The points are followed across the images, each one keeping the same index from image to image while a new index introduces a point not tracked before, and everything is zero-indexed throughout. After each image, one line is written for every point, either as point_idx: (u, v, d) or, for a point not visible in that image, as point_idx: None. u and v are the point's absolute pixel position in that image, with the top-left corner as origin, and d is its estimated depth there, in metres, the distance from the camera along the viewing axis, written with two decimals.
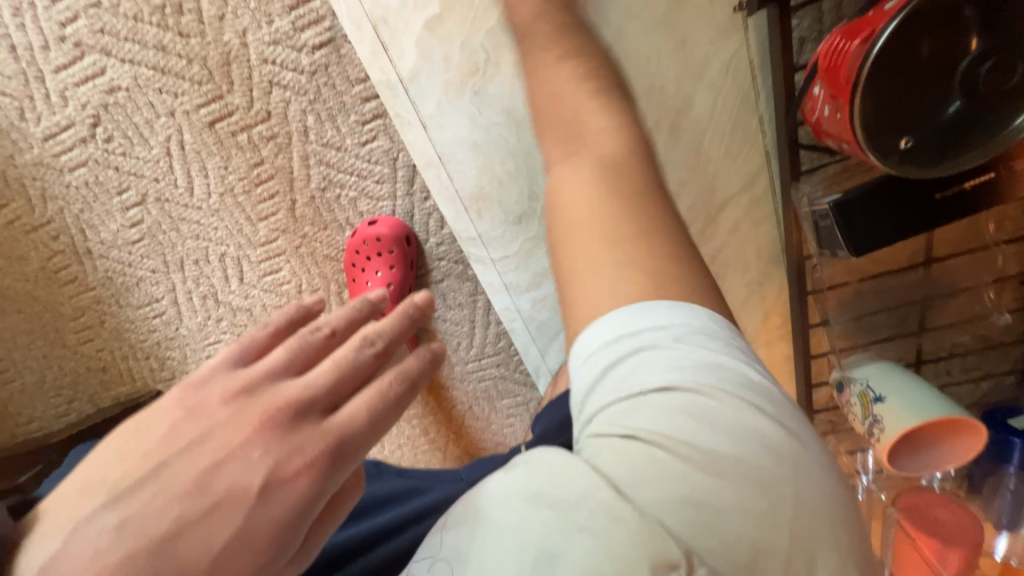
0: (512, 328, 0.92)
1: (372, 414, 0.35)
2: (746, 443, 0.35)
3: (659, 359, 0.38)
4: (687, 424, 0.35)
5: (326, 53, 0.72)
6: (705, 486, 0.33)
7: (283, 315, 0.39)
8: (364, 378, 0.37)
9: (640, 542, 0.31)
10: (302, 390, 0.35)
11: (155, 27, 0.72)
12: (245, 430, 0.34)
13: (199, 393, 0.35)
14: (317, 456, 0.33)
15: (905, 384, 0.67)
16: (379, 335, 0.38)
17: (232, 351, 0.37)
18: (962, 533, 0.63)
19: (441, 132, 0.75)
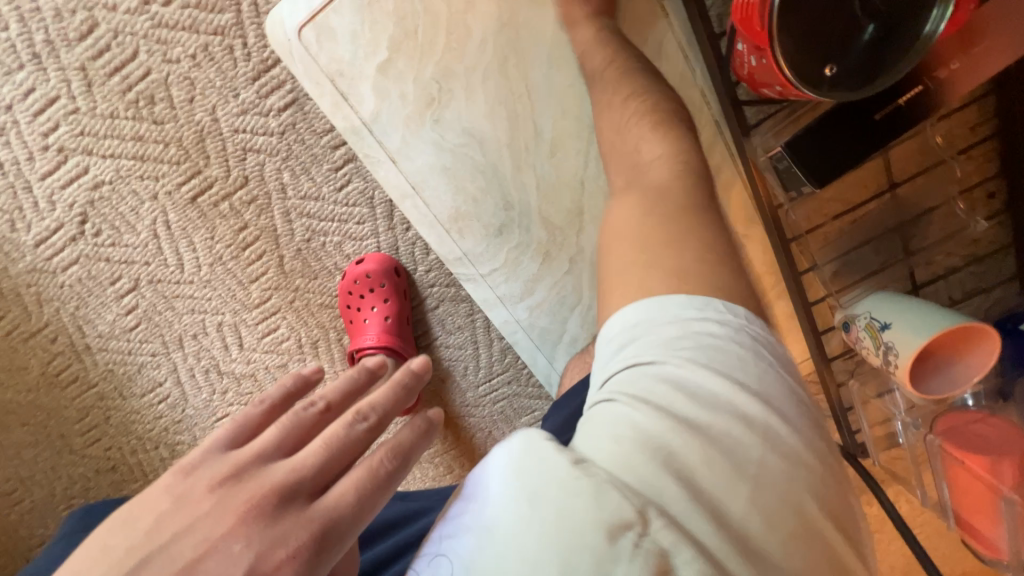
0: (516, 340, 0.92)
1: (360, 494, 0.35)
2: (728, 415, 0.40)
3: (669, 339, 0.44)
4: (662, 403, 0.40)
5: (292, 112, 0.78)
6: (668, 466, 0.37)
7: (279, 387, 0.40)
8: (355, 458, 0.37)
9: (592, 515, 0.34)
10: (289, 474, 0.35)
11: (131, 120, 0.77)
12: (228, 520, 0.34)
13: (188, 479, 0.35)
14: (300, 546, 0.33)
15: (907, 308, 0.67)
16: (372, 410, 0.38)
17: (223, 432, 0.38)
18: (1007, 441, 0.62)
19: (409, 163, 0.78)
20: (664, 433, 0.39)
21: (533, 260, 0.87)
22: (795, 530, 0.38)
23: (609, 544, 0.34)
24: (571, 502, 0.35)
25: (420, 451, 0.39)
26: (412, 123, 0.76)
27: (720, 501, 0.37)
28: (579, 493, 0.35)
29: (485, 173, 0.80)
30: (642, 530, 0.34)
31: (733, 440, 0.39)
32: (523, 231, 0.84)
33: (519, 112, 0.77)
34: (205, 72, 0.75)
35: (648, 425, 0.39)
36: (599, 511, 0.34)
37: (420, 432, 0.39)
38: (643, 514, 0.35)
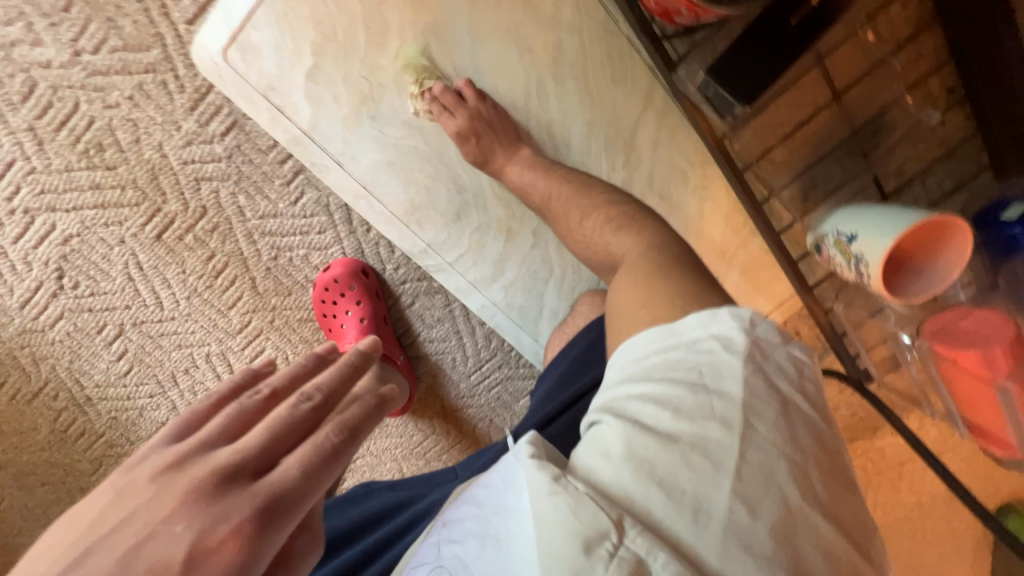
0: (496, 323, 0.92)
1: (305, 468, 0.36)
2: (709, 419, 0.41)
3: (668, 359, 0.45)
4: (650, 411, 0.42)
5: (234, 135, 0.79)
6: (657, 468, 0.39)
7: (227, 383, 0.40)
8: (302, 437, 0.38)
9: (573, 519, 0.38)
10: (234, 456, 0.36)
11: (86, 170, 0.80)
12: (169, 505, 0.34)
13: (131, 473, 0.36)
14: (244, 521, 0.34)
15: (876, 216, 0.65)
16: (316, 390, 0.39)
17: (173, 426, 0.38)
18: (999, 334, 0.59)
19: (357, 164, 0.79)
20: (648, 453, 0.40)
21: (497, 240, 0.87)
22: (777, 518, 0.38)
23: (585, 555, 0.36)
24: (552, 514, 0.38)
25: (371, 425, 0.39)
26: (349, 123, 0.77)
27: (691, 513, 0.38)
28: (555, 506, 0.38)
29: (431, 161, 0.81)
30: (618, 539, 0.36)
31: (714, 451, 0.39)
32: (481, 212, 0.84)
33: (452, 93, 0.77)
34: (144, 110, 0.77)
35: (637, 446, 0.40)
36: (573, 522, 0.37)
37: (372, 407, 0.39)
38: (618, 523, 0.37)
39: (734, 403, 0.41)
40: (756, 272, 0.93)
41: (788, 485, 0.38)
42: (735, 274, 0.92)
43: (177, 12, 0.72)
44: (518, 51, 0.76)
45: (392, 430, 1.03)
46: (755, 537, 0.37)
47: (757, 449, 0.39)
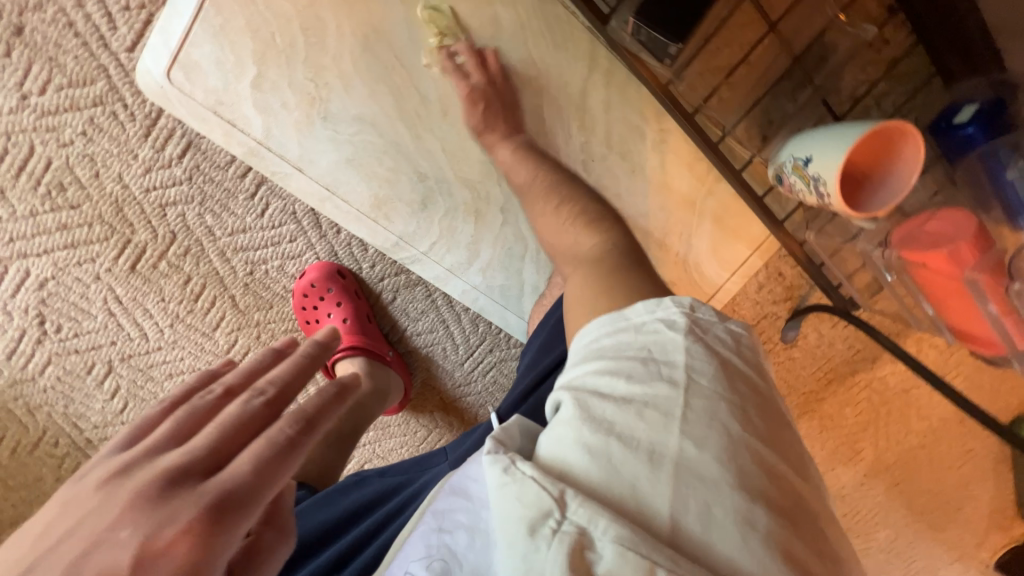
0: (481, 307, 0.92)
1: (257, 463, 0.37)
2: (655, 393, 0.43)
3: (620, 340, 0.47)
4: (602, 388, 0.44)
5: (191, 156, 0.80)
6: (608, 441, 0.41)
7: (184, 385, 0.43)
8: (256, 431, 0.39)
9: (524, 502, 0.39)
10: (182, 457, 0.37)
11: (51, 212, 0.80)
12: (115, 511, 0.36)
13: (81, 482, 0.38)
14: (192, 520, 0.35)
15: (828, 138, 0.65)
16: (268, 385, 0.41)
17: (126, 433, 0.40)
18: (960, 232, 0.60)
19: (316, 167, 0.80)
20: (595, 429, 0.42)
21: (467, 222, 0.88)
22: (721, 477, 0.39)
23: (530, 536, 0.38)
24: (506, 501, 0.40)
25: (325, 416, 0.41)
26: (302, 127, 0.78)
27: (631, 478, 0.39)
28: (507, 494, 0.40)
29: (388, 153, 0.81)
30: (561, 515, 0.38)
31: (653, 419, 0.41)
32: (446, 196, 0.85)
33: (399, 82, 0.78)
34: (99, 143, 0.77)
35: (586, 423, 0.42)
36: (519, 508, 0.39)
37: (326, 397, 0.41)
38: (560, 499, 0.39)
39: (679, 375, 0.43)
40: (729, 219, 0.93)
41: (730, 445, 0.41)
42: (708, 224, 0.92)
43: (116, 41, 0.73)
44: (456, 33, 0.77)
45: (395, 430, 1.03)
46: (700, 497, 0.38)
47: (700, 416, 0.42)
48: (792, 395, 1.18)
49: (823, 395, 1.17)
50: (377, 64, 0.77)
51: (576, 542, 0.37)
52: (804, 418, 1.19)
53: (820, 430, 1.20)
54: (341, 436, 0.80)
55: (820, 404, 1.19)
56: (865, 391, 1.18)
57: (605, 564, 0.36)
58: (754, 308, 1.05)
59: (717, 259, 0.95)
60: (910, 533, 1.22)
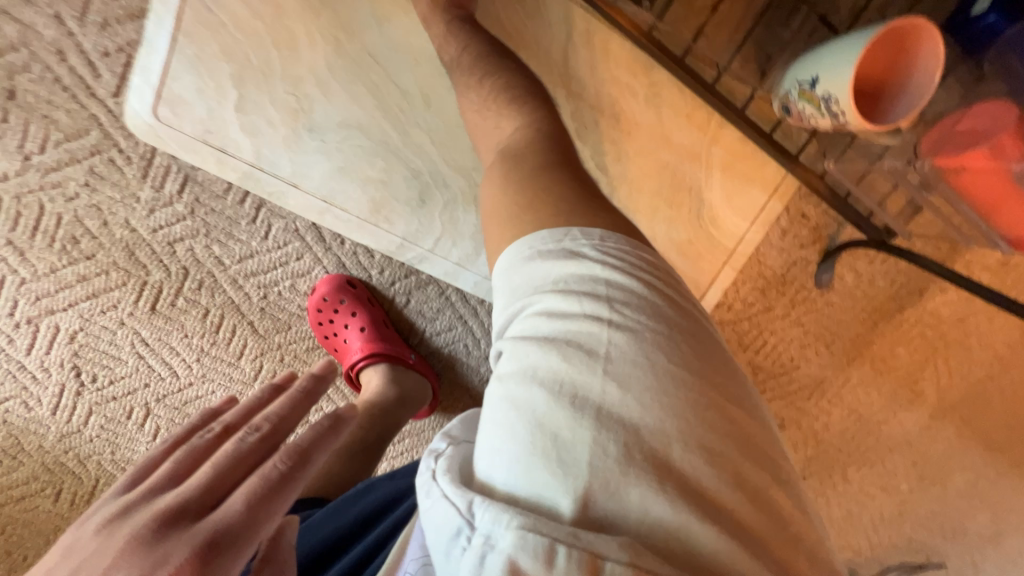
0: (496, 296, 0.91)
1: (252, 497, 0.38)
2: (577, 361, 0.42)
3: (535, 281, 0.47)
4: (529, 357, 0.43)
5: (189, 189, 0.81)
6: (523, 421, 0.40)
7: (188, 422, 0.45)
8: (252, 467, 0.40)
9: (438, 515, 0.39)
10: (179, 496, 0.38)
11: (70, 265, 0.82)
12: (108, 558, 0.36)
13: (79, 529, 0.38)
14: (186, 562, 0.35)
15: (833, 54, 0.60)
16: (264, 421, 0.43)
17: (129, 474, 0.41)
18: (995, 124, 0.56)
19: (310, 181, 0.80)
20: (516, 403, 0.41)
21: (469, 211, 0.86)
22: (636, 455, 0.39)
23: (449, 551, 0.38)
24: (429, 522, 0.40)
25: (321, 446, 0.42)
26: (290, 142, 0.78)
27: (540, 461, 0.39)
28: (429, 511, 0.40)
29: (379, 154, 0.81)
30: (471, 528, 0.37)
31: (568, 378, 0.41)
32: (444, 188, 0.84)
33: (377, 80, 0.77)
34: (103, 191, 0.79)
35: (509, 398, 0.42)
36: (437, 524, 0.39)
37: (317, 429, 0.42)
38: (466, 512, 0.38)
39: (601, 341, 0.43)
40: (738, 165, 0.88)
41: (644, 419, 0.40)
42: (717, 173, 0.88)
43: (102, 88, 0.74)
44: None
45: (430, 434, 1.03)
46: (610, 478, 0.38)
47: (614, 388, 0.41)
48: (838, 343, 1.09)
49: (873, 337, 1.10)
50: (352, 66, 0.76)
51: (488, 553, 0.36)
52: (854, 365, 1.12)
53: (874, 375, 1.13)
54: (365, 444, 0.78)
55: (869, 347, 1.11)
56: (918, 327, 1.10)
57: (504, 556, 0.35)
58: (781, 255, 0.99)
59: (731, 210, 0.91)
60: (983, 466, 1.21)
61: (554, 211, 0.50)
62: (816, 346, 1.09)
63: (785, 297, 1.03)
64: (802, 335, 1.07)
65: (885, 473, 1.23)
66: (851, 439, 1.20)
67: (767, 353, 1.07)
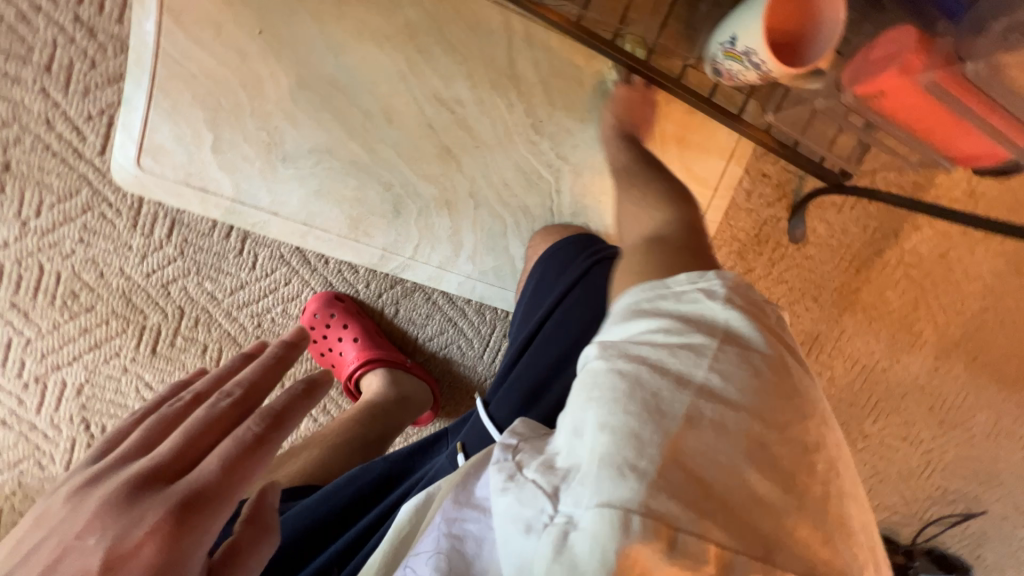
0: (480, 292, 0.95)
1: (225, 459, 0.42)
2: (672, 354, 0.45)
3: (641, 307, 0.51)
4: (627, 346, 0.47)
5: (177, 232, 0.86)
6: (616, 401, 0.43)
7: (161, 394, 0.50)
8: (224, 430, 0.45)
9: (523, 499, 0.43)
10: (152, 460, 0.42)
11: (72, 320, 0.87)
12: (86, 518, 0.40)
13: (58, 494, 0.42)
14: (160, 520, 0.39)
15: (746, 12, 0.65)
16: (235, 388, 0.47)
17: (104, 443, 0.46)
18: (902, 46, 0.61)
19: (288, 207, 0.85)
20: (618, 385, 0.44)
21: (443, 215, 0.91)
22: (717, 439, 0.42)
23: (528, 533, 0.42)
24: (507, 512, 0.44)
25: (294, 414, 0.46)
26: (266, 174, 0.83)
27: (640, 441, 0.41)
28: (511, 500, 0.44)
29: (351, 174, 0.86)
30: (554, 508, 0.41)
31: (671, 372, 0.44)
32: (416, 197, 0.88)
33: (340, 106, 0.83)
34: (97, 245, 0.84)
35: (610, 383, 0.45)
36: (520, 507, 0.43)
37: (285, 393, 0.47)
38: (552, 494, 0.42)
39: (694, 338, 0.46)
40: (690, 135, 0.93)
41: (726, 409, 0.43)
42: (672, 147, 0.93)
43: (88, 149, 0.80)
44: (375, 43, 0.82)
45: None
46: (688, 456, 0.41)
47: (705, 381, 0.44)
48: (825, 296, 1.10)
49: (859, 285, 1.11)
50: (315, 96, 0.82)
51: (562, 532, 0.39)
52: (847, 316, 1.13)
53: (869, 323, 1.14)
54: (366, 442, 0.80)
55: (858, 296, 1.12)
56: (902, 269, 1.11)
57: (585, 532, 0.38)
58: (750, 216, 1.02)
59: (691, 179, 0.96)
60: (998, 400, 1.20)
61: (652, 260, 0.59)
62: (804, 302, 1.10)
63: (763, 256, 1.05)
64: (788, 292, 1.08)
65: (903, 422, 1.23)
66: (862, 391, 1.19)
67: None
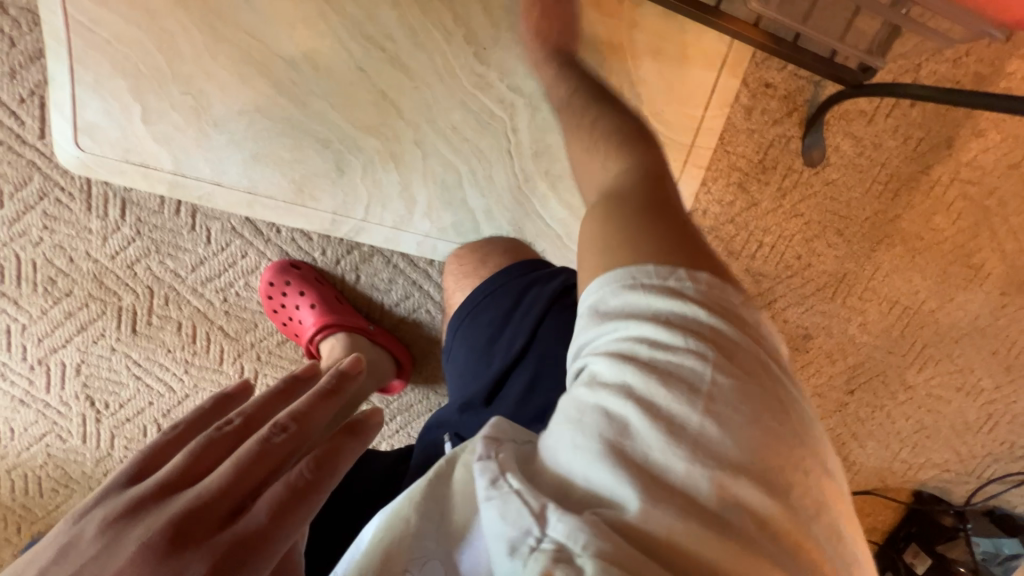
0: (441, 252, 0.88)
1: (277, 507, 0.36)
2: (679, 388, 0.39)
3: (631, 305, 0.42)
4: (630, 375, 0.39)
5: (130, 212, 0.85)
6: (610, 444, 0.38)
7: (201, 406, 0.44)
8: (272, 468, 0.38)
9: (505, 514, 0.38)
10: (197, 495, 0.37)
11: (55, 305, 0.90)
12: (119, 562, 0.35)
13: (83, 521, 0.37)
14: (203, 574, 0.34)
15: None
16: (289, 420, 0.40)
17: (139, 460, 0.40)
18: None
19: (229, 176, 0.81)
20: (608, 426, 0.39)
21: (390, 170, 0.83)
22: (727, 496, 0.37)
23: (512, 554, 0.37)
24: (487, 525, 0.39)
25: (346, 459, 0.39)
26: (200, 142, 0.79)
27: (620, 489, 0.37)
28: (492, 512, 0.39)
29: (287, 133, 0.80)
30: (540, 531, 0.36)
31: (664, 409, 0.38)
32: (358, 152, 0.81)
33: (261, 57, 0.75)
34: (60, 231, 0.85)
35: (594, 412, 0.40)
36: (500, 524, 0.38)
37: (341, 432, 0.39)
38: (540, 514, 0.37)
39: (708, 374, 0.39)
40: (669, 46, 0.78)
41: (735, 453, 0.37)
42: (645, 63, 0.78)
43: (29, 134, 0.79)
44: None
45: (420, 407, 1.02)
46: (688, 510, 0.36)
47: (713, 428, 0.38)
48: (854, 228, 0.93)
49: (899, 211, 0.92)
50: (233, 48, 0.75)
51: (549, 566, 0.35)
52: (882, 250, 0.95)
53: (912, 259, 0.95)
54: None
55: (897, 225, 0.93)
56: (957, 187, 0.90)
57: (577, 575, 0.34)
58: (752, 138, 0.85)
59: (673, 100, 0.81)
60: None
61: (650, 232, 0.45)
62: (827, 238, 0.93)
63: (771, 186, 0.89)
64: (804, 228, 0.92)
65: (957, 371, 1.05)
66: (904, 338, 1.02)
67: (767, 257, 0.94)
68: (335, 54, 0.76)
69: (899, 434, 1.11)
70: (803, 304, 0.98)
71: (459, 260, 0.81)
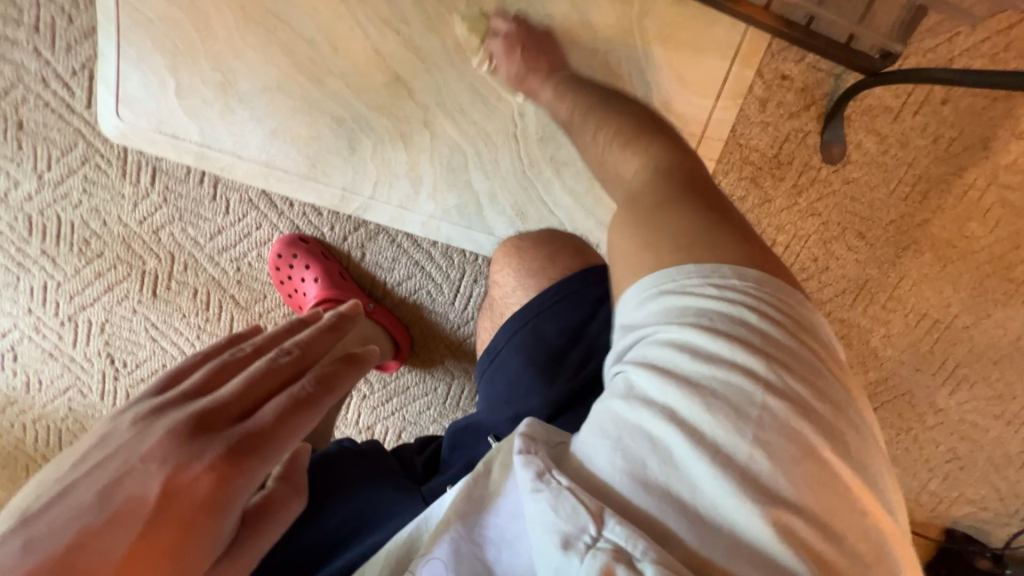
0: (444, 233, 0.90)
1: (284, 410, 0.39)
2: (726, 405, 0.36)
3: (672, 309, 0.41)
4: (672, 386, 0.37)
5: (159, 180, 0.91)
6: (652, 458, 0.36)
7: (216, 341, 0.47)
8: (281, 384, 0.42)
9: (557, 512, 0.36)
10: (211, 401, 0.40)
11: (87, 265, 0.96)
12: (150, 445, 0.38)
13: (115, 421, 0.40)
14: (215, 460, 0.37)
15: None
16: (295, 344, 0.44)
17: (162, 377, 0.43)
18: None
19: (250, 149, 0.86)
20: (647, 443, 0.36)
21: (399, 150, 0.86)
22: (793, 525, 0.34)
23: (564, 551, 0.35)
24: (534, 517, 0.37)
25: (346, 382, 0.42)
26: (226, 116, 0.84)
27: (663, 508, 0.35)
28: (541, 505, 0.36)
29: (305, 111, 0.84)
30: (596, 531, 0.34)
31: (710, 433, 0.35)
32: (369, 131, 0.84)
33: (286, 37, 0.80)
34: (97, 195, 0.92)
35: (632, 425, 0.37)
36: (552, 518, 0.36)
37: (341, 359, 0.42)
38: (595, 511, 0.35)
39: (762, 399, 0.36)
40: (679, 34, 0.77)
41: (805, 486, 0.35)
42: (656, 51, 0.78)
43: (78, 103, 0.87)
44: None
45: (416, 390, 1.02)
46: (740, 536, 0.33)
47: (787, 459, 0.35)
48: (875, 232, 0.88)
49: (926, 217, 0.87)
50: (260, 28, 0.80)
51: (610, 564, 0.33)
52: (908, 257, 0.89)
53: (943, 269, 0.89)
54: None
55: (926, 230, 0.87)
56: (995, 193, 0.84)
57: None
58: (767, 131, 0.83)
59: (684, 88, 0.80)
60: None
61: (678, 242, 0.44)
62: (844, 240, 0.89)
63: (785, 182, 0.86)
64: (821, 228, 0.88)
65: (997, 396, 0.96)
66: (933, 355, 0.94)
67: (781, 257, 0.90)
68: (354, 35, 0.80)
69: (928, 462, 1.02)
70: (818, 312, 0.93)
71: (519, 248, 0.73)
